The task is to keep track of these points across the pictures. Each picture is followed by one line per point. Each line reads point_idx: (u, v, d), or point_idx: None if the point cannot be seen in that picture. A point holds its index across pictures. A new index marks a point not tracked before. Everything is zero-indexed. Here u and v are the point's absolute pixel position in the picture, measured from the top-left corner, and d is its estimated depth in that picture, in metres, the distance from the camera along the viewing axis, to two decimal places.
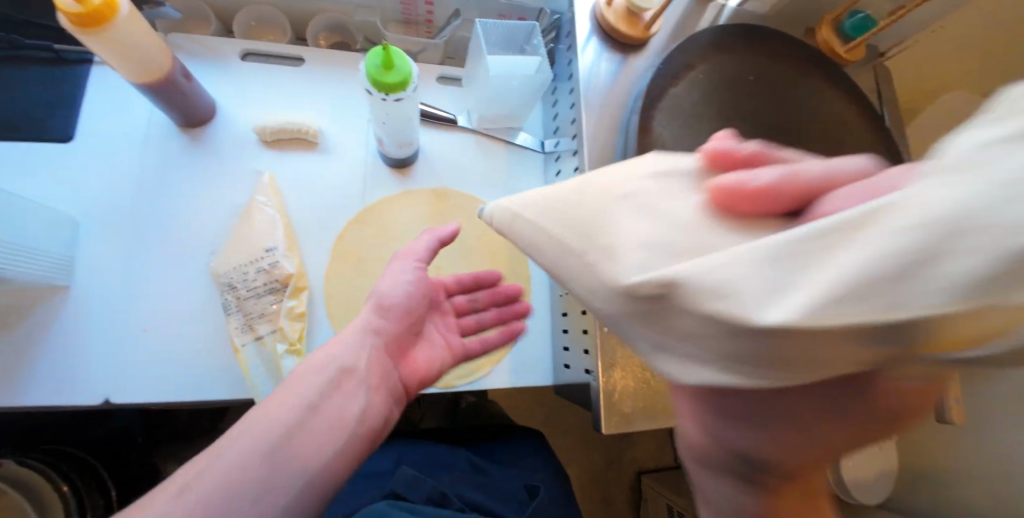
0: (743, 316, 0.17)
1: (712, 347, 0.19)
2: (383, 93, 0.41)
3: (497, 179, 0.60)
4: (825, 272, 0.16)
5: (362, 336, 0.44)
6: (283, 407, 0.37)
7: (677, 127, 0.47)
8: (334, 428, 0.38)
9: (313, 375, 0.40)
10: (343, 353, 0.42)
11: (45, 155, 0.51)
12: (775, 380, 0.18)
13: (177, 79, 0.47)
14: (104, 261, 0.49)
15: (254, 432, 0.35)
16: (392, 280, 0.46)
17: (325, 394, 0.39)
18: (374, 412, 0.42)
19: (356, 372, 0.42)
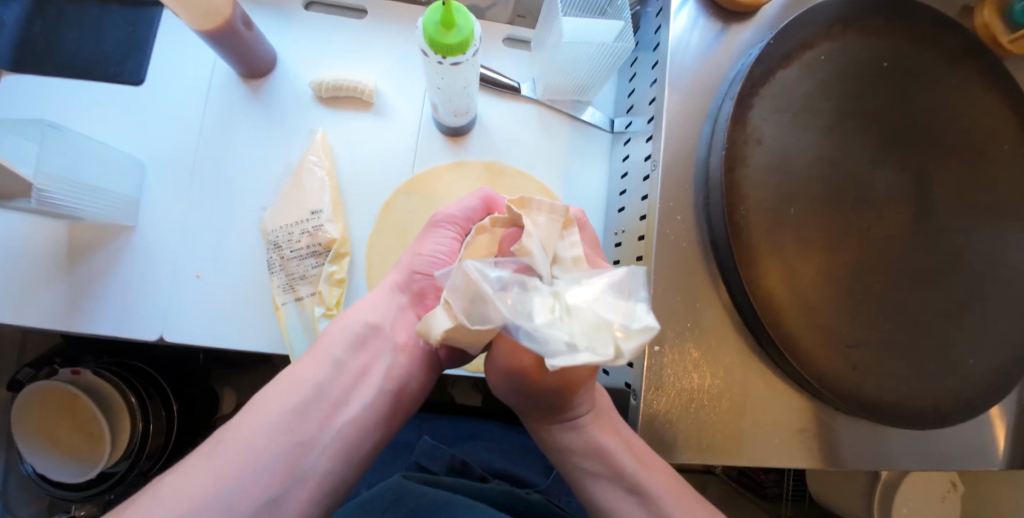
0: (534, 305, 0.26)
1: (538, 316, 0.25)
2: (440, 56, 0.37)
3: (556, 157, 0.55)
4: (582, 290, 0.27)
5: (391, 292, 0.44)
6: (315, 363, 0.38)
7: (778, 121, 0.40)
8: (362, 387, 0.38)
9: (341, 331, 0.41)
10: (370, 309, 0.42)
11: (118, 98, 0.53)
12: (578, 332, 0.24)
13: (238, 27, 0.46)
14: (164, 205, 0.51)
15: (288, 388, 0.36)
16: (424, 239, 0.45)
17: (353, 351, 0.40)
18: (402, 372, 0.41)
19: (384, 328, 0.42)
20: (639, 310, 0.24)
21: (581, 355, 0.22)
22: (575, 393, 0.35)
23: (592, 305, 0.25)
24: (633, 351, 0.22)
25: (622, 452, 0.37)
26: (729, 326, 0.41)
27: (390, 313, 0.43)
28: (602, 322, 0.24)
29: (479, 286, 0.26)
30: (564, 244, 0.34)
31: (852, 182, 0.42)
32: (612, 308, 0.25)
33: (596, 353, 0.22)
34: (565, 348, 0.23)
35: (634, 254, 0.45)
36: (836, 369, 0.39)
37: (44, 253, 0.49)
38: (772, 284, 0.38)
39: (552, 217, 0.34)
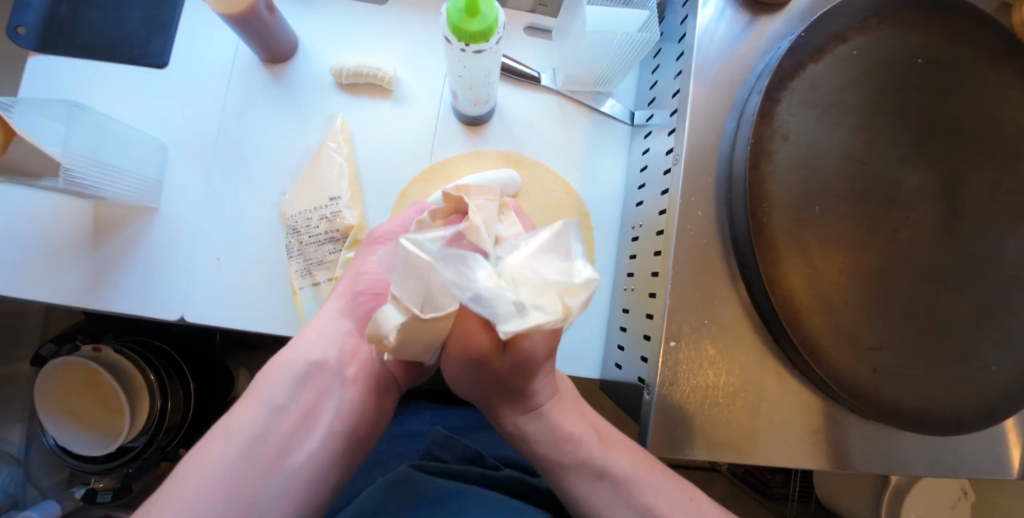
0: (487, 273, 0.26)
1: (492, 286, 0.26)
2: (463, 43, 0.36)
3: (574, 149, 0.54)
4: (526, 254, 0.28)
5: (335, 320, 0.42)
6: (251, 410, 0.36)
7: (806, 116, 0.39)
8: (308, 426, 0.37)
9: (279, 373, 0.39)
10: (310, 344, 0.41)
11: (145, 81, 0.53)
12: (538, 303, 0.25)
13: (261, 12, 0.46)
14: (185, 187, 0.51)
15: (224, 440, 0.34)
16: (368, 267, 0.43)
17: (295, 393, 0.38)
18: (356, 402, 0.40)
19: (329, 363, 0.40)
20: (576, 265, 0.27)
21: (535, 316, 0.25)
22: (530, 379, 0.37)
23: (521, 266, 0.28)
24: (578, 305, 0.26)
25: (589, 439, 0.40)
26: (746, 324, 0.41)
27: (332, 345, 0.41)
28: (545, 282, 0.26)
29: (420, 265, 0.26)
30: (504, 226, 0.33)
31: (879, 181, 0.41)
32: (542, 269, 0.27)
33: (548, 312, 0.25)
34: (522, 316, 0.25)
35: (652, 248, 0.44)
36: (854, 372, 0.38)
37: (70, 232, 0.51)
38: (793, 283, 0.38)
39: (489, 200, 0.33)
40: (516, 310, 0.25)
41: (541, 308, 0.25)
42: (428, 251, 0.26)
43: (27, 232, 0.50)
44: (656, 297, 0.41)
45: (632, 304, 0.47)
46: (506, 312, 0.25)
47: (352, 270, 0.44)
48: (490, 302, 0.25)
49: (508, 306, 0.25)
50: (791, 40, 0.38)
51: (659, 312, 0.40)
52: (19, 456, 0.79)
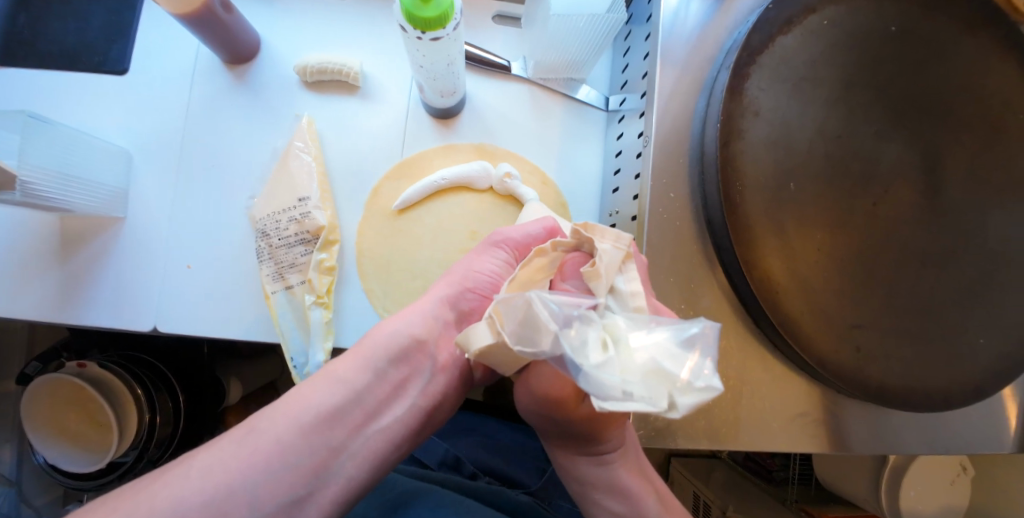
0: (675, 346, 0.22)
1: (632, 369, 0.21)
2: (419, 31, 0.35)
3: (549, 138, 0.53)
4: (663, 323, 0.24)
5: (438, 308, 0.41)
6: (354, 366, 0.35)
7: (777, 91, 0.37)
8: (393, 402, 0.36)
9: (384, 337, 0.37)
10: (418, 322, 0.39)
11: (106, 88, 0.52)
12: (630, 387, 0.20)
13: (215, 11, 0.44)
14: (152, 195, 0.50)
15: (324, 389, 0.33)
16: (475, 264, 0.42)
17: (392, 366, 0.37)
18: (438, 389, 0.39)
19: (428, 344, 0.39)
20: (705, 366, 0.21)
21: (633, 404, 0.19)
22: (606, 429, 0.34)
23: (649, 349, 0.22)
24: (688, 407, 0.20)
25: (648, 498, 0.37)
26: (726, 309, 0.40)
27: (435, 328, 0.40)
28: (659, 368, 0.21)
29: (537, 314, 0.24)
30: (624, 278, 0.30)
31: (857, 155, 0.40)
32: (678, 359, 0.21)
33: (650, 403, 0.19)
34: (619, 394, 0.20)
35: (627, 235, 0.43)
36: (836, 351, 0.38)
37: (37, 248, 0.50)
38: (772, 264, 0.37)
39: (617, 246, 0.30)
40: (624, 392, 0.20)
41: (631, 391, 0.20)
42: (550, 305, 0.24)
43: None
44: None
45: None
46: (602, 381, 0.21)
47: (456, 267, 0.43)
48: (595, 378, 0.21)
49: (601, 376, 0.21)
50: (759, 13, 0.37)
51: None
52: (10, 477, 0.78)
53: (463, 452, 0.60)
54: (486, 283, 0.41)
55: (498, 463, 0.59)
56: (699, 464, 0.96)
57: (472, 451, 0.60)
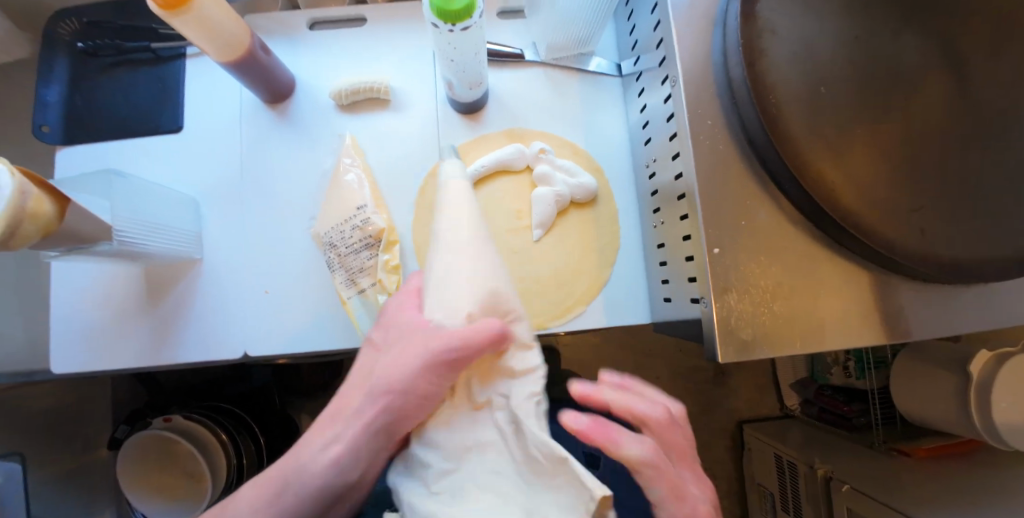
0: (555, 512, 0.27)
1: None
2: (451, 23, 0.39)
3: (572, 111, 0.56)
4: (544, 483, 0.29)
5: (441, 353, 0.35)
6: (322, 464, 0.38)
7: (790, 7, 0.40)
8: (365, 434, 0.38)
9: (354, 366, 0.38)
10: (417, 369, 0.35)
11: (164, 146, 0.57)
12: None
13: (257, 52, 0.49)
14: (220, 234, 0.54)
15: (302, 480, 0.37)
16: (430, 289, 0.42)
17: (365, 427, 0.38)
18: (427, 416, 0.39)
19: (431, 390, 0.35)
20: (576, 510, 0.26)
21: None
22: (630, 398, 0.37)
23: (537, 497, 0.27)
24: None
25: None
26: (783, 222, 0.41)
27: (440, 373, 0.35)
28: None
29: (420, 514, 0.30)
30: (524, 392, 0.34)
31: (879, 51, 0.41)
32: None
33: None
34: None
35: (671, 175, 0.45)
36: (901, 236, 0.39)
37: (125, 301, 0.54)
38: (821, 165, 0.38)
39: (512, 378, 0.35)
40: None
41: None
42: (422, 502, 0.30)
43: (87, 309, 0.54)
44: (688, 217, 0.42)
45: (664, 237, 0.48)
46: None
47: (411, 300, 0.43)
48: None
49: None
50: None
51: (695, 229, 0.41)
52: None
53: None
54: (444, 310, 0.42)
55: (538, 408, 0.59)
56: (772, 424, 0.94)
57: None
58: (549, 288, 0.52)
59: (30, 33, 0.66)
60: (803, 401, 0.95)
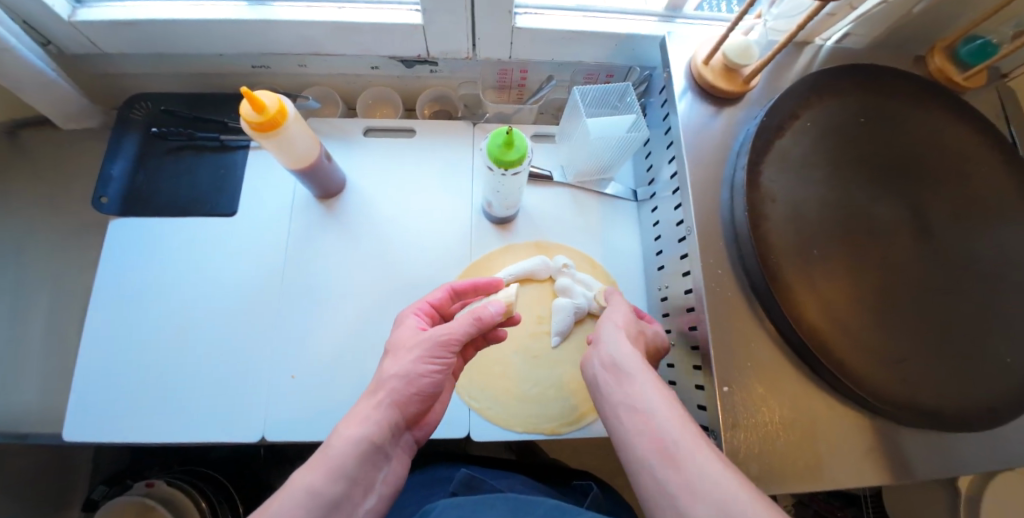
0: None
1: None
2: (504, 169, 0.46)
3: (592, 228, 0.63)
4: None
5: (381, 409, 0.41)
6: (325, 474, 0.35)
7: (786, 179, 0.47)
8: (370, 494, 0.39)
9: (349, 446, 0.38)
10: (373, 422, 0.40)
11: (213, 229, 0.61)
12: None
13: (321, 162, 0.55)
14: (257, 316, 0.58)
15: (303, 501, 0.33)
16: (414, 365, 0.44)
17: (361, 467, 0.38)
18: (398, 475, 0.42)
19: (379, 442, 0.40)
20: None
21: None
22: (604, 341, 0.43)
23: None
24: None
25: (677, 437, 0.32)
26: (782, 360, 0.46)
27: (379, 426, 0.40)
28: None
29: None
30: None
31: (861, 218, 0.48)
32: None
33: None
34: None
35: (683, 305, 0.50)
36: (888, 385, 0.43)
37: (153, 376, 0.56)
38: (816, 318, 0.44)
39: None
40: None
41: None
42: None
43: (114, 380, 0.55)
44: (699, 349, 0.47)
45: (675, 358, 0.52)
46: None
47: (391, 373, 0.44)
48: None
49: None
50: (757, 123, 0.48)
51: (706, 363, 0.45)
52: None
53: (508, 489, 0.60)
54: (428, 387, 0.44)
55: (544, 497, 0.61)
56: None
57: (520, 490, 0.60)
58: (565, 393, 0.56)
59: (106, 112, 0.73)
60: (796, 501, 0.85)
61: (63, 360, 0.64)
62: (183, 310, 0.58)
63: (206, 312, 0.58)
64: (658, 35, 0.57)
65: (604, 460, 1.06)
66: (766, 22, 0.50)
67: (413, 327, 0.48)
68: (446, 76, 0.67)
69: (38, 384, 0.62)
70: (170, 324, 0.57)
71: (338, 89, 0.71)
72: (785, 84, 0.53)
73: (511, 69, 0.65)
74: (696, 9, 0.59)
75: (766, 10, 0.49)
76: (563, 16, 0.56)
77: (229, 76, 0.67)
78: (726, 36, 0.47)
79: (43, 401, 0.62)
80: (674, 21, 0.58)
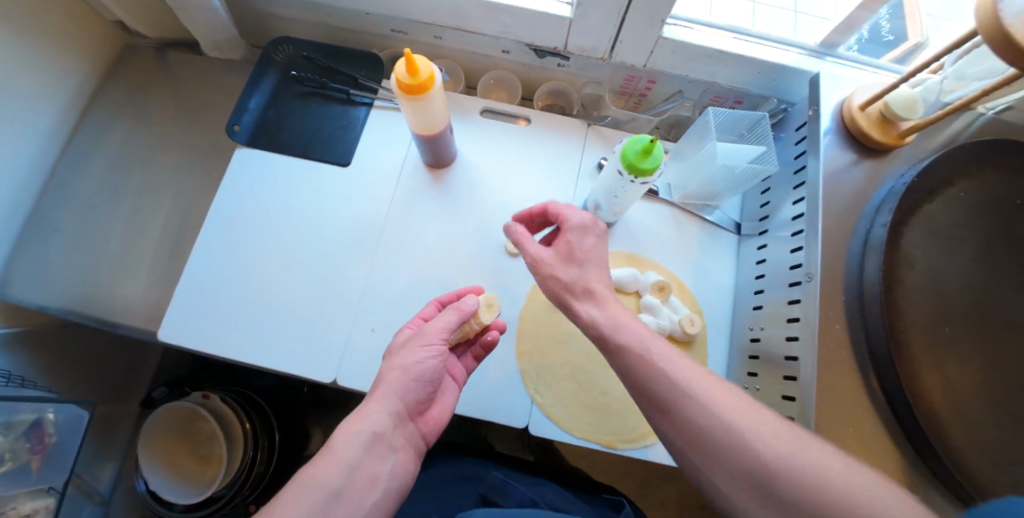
0: None
1: None
2: (633, 175, 0.46)
3: (688, 252, 0.61)
4: None
5: (388, 400, 0.41)
6: (331, 464, 0.35)
7: (927, 248, 0.45)
8: (376, 485, 0.37)
9: (351, 438, 0.38)
10: (379, 413, 0.40)
11: (326, 175, 0.64)
12: None
13: (445, 132, 0.57)
14: (353, 264, 0.60)
15: (309, 489, 0.33)
16: (409, 354, 0.44)
17: (365, 456, 0.38)
18: (405, 469, 0.41)
19: (384, 433, 0.40)
20: None
21: None
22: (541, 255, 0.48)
23: None
24: None
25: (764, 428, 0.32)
26: (882, 432, 0.44)
27: (389, 416, 0.41)
28: None
29: None
30: None
31: (1000, 307, 0.45)
32: None
33: None
34: None
35: (781, 352, 0.48)
36: (1000, 490, 0.40)
37: (247, 298, 0.59)
38: (934, 400, 0.41)
39: None
40: None
41: None
42: None
43: (213, 293, 0.60)
44: (794, 400, 0.45)
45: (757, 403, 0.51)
46: None
47: (389, 368, 0.44)
48: None
49: None
50: (908, 182, 0.45)
51: (804, 416, 0.43)
52: (105, 494, 0.85)
53: (541, 497, 0.59)
54: (426, 373, 0.44)
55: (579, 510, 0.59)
56: None
57: (553, 500, 0.60)
58: (628, 409, 0.56)
59: (247, 45, 0.78)
60: None
61: (166, 263, 0.69)
62: (287, 243, 0.61)
63: (306, 250, 0.61)
64: (808, 70, 0.55)
65: (620, 483, 1.04)
66: (941, 78, 0.47)
67: (407, 331, 0.48)
68: (571, 72, 0.68)
69: (141, 279, 0.68)
70: (273, 253, 0.61)
71: (463, 64, 0.73)
72: (942, 148, 0.50)
73: (638, 77, 0.65)
74: (851, 51, 0.57)
75: (944, 66, 0.46)
76: (713, 34, 0.55)
77: (366, 34, 0.70)
78: (896, 85, 0.44)
79: (143, 296, 0.67)
80: (824, 59, 0.56)
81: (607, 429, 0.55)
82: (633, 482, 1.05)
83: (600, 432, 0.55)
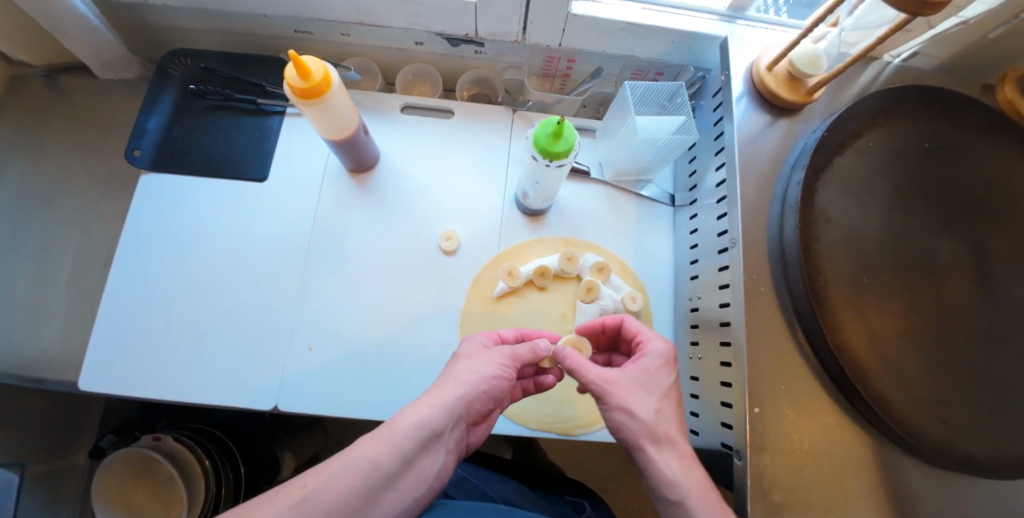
0: None
1: None
2: (548, 160, 0.45)
3: (624, 229, 0.61)
4: None
5: (457, 404, 0.39)
6: (387, 448, 0.34)
7: (841, 201, 0.45)
8: (421, 483, 0.36)
9: (412, 427, 0.36)
10: (444, 413, 0.38)
11: (243, 191, 0.60)
12: None
13: (359, 135, 0.54)
14: (282, 282, 0.57)
15: (360, 468, 0.33)
16: (487, 363, 0.42)
17: (419, 451, 0.36)
18: (447, 472, 0.39)
19: (442, 434, 0.38)
20: None
21: None
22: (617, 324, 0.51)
23: None
24: None
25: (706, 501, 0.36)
26: (816, 386, 0.44)
27: (452, 419, 0.38)
28: None
29: None
30: None
31: (914, 248, 0.46)
32: None
33: None
34: None
35: (716, 319, 0.49)
36: (926, 426, 0.41)
37: (172, 331, 0.55)
38: (858, 348, 0.42)
39: None
40: None
41: None
42: None
43: (131, 331, 0.55)
44: (730, 365, 0.46)
45: (701, 372, 0.51)
46: None
47: (463, 370, 0.42)
48: None
49: None
50: (818, 138, 0.46)
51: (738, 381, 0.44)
52: None
53: (500, 496, 0.58)
54: (497, 390, 0.42)
55: (538, 510, 0.59)
56: None
57: (512, 498, 0.59)
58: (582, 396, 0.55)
59: (144, 63, 0.72)
60: None
61: (84, 306, 0.64)
62: (209, 266, 0.58)
63: (230, 272, 0.58)
64: (718, 36, 0.55)
65: (600, 463, 1.05)
66: (839, 31, 0.47)
67: (480, 341, 0.46)
68: (489, 58, 0.66)
69: (58, 326, 0.63)
70: (194, 281, 0.57)
71: (378, 61, 0.70)
72: (850, 101, 0.50)
73: (558, 57, 0.63)
74: (761, 12, 0.56)
75: (841, 19, 0.46)
76: (621, 7, 0.54)
77: (270, 38, 0.66)
78: (796, 43, 0.44)
79: (62, 344, 0.62)
80: (734, 23, 0.56)
81: (562, 415, 0.54)
82: (613, 459, 1.06)
83: (555, 419, 0.54)
